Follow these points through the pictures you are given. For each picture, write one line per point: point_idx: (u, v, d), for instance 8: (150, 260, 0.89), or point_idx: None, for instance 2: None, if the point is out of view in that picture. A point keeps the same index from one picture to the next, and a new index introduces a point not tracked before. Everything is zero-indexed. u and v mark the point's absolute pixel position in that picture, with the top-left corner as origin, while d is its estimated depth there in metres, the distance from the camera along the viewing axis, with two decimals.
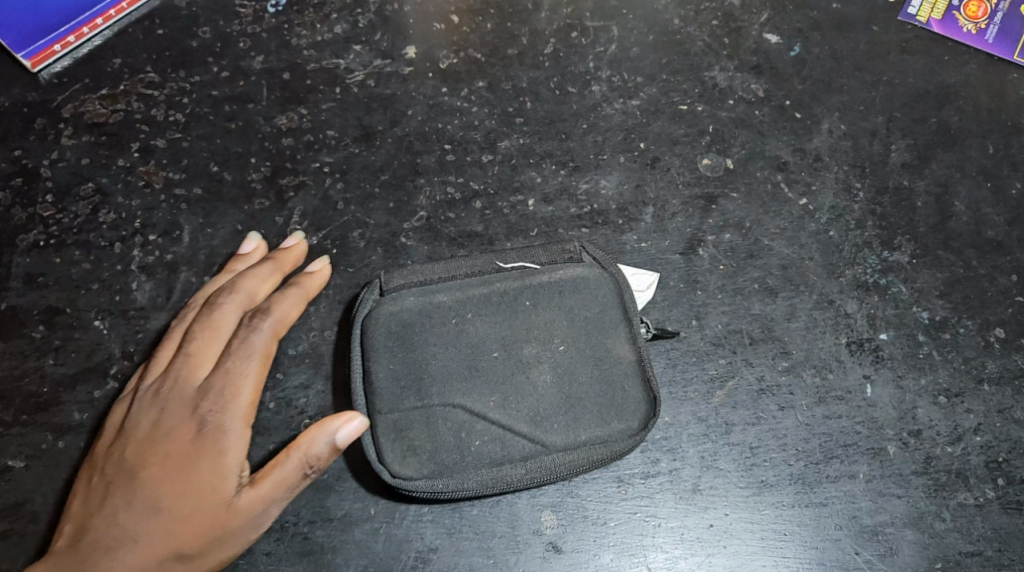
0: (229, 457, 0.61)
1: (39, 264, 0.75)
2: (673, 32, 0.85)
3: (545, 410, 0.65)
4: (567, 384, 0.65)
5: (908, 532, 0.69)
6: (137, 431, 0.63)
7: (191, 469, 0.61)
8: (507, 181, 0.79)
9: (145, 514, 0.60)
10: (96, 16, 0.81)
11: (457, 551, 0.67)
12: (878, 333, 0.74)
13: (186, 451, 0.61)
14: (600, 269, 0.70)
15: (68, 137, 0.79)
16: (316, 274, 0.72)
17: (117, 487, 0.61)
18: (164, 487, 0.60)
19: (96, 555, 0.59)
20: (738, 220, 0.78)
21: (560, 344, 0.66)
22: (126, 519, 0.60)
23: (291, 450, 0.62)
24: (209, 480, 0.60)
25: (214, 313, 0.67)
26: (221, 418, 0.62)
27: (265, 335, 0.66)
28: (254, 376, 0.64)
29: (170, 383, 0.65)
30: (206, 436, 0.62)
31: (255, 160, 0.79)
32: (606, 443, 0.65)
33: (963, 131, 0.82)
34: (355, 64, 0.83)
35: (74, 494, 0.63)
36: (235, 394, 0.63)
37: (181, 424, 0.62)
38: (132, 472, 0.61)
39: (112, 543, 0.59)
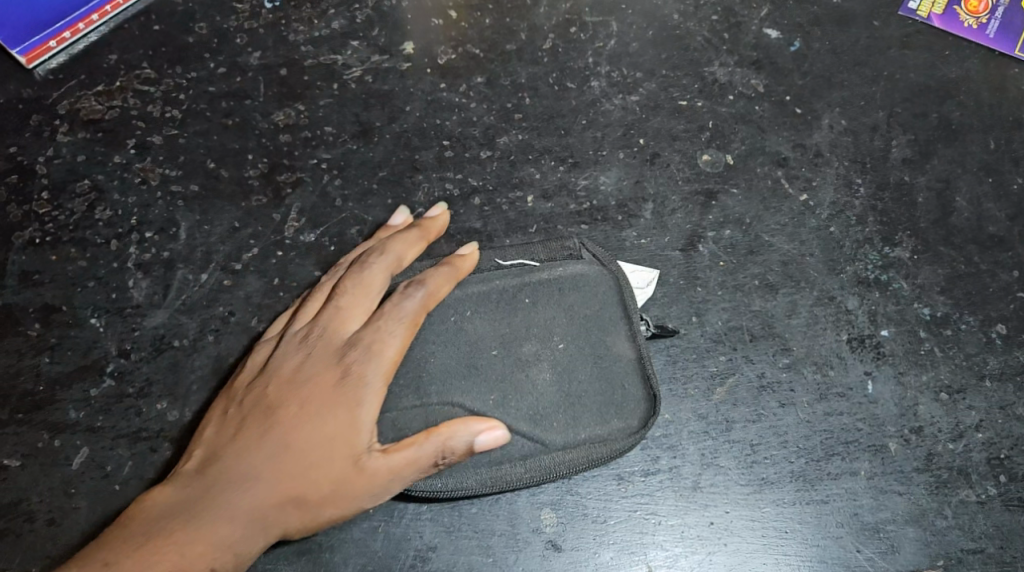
0: (367, 413, 0.59)
1: (35, 261, 0.74)
2: (672, 28, 0.85)
3: (544, 409, 0.64)
4: (566, 382, 0.65)
5: (909, 529, 0.68)
6: (280, 370, 0.61)
7: (330, 417, 0.59)
8: (506, 177, 0.78)
9: (278, 453, 0.58)
10: (91, 12, 0.81)
11: (457, 549, 0.67)
12: (880, 330, 0.74)
13: (326, 399, 0.59)
14: (599, 266, 0.69)
15: (63, 134, 0.78)
16: (466, 256, 0.68)
17: (253, 421, 0.59)
18: (300, 428, 0.58)
19: (222, 481, 0.57)
20: (738, 217, 0.77)
21: (560, 343, 0.66)
22: (258, 453, 0.58)
23: (432, 431, 0.59)
24: (342, 432, 0.58)
25: (365, 271, 0.65)
26: (364, 371, 0.60)
27: (417, 300, 0.63)
28: (401, 335, 0.62)
29: (319, 331, 0.63)
30: (347, 388, 0.60)
31: (252, 157, 0.78)
32: (606, 441, 0.64)
33: (964, 126, 0.81)
34: (353, 60, 0.82)
35: (207, 422, 0.62)
36: (381, 351, 0.61)
37: (325, 369, 0.60)
38: (271, 409, 0.60)
39: (240, 473, 0.57)
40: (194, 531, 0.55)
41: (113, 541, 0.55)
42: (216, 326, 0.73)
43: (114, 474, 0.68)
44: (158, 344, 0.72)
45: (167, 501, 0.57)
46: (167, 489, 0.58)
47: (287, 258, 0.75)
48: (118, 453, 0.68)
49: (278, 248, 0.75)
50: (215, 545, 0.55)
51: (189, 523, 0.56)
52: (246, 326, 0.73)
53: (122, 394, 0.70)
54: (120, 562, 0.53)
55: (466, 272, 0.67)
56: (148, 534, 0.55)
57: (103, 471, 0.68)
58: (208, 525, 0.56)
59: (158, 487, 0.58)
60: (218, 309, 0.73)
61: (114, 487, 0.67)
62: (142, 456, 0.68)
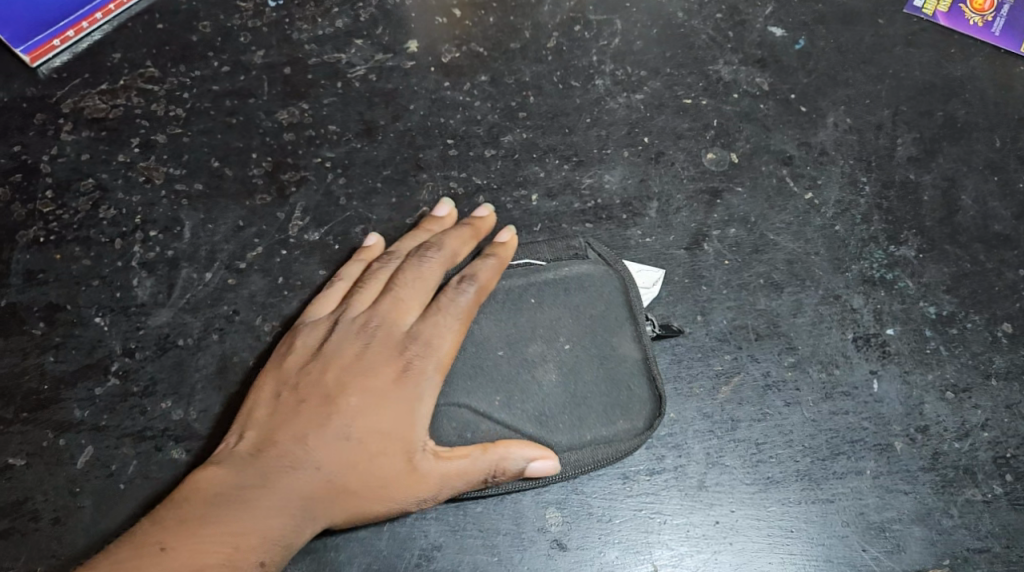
0: (423, 410, 0.61)
1: (39, 260, 0.74)
2: (677, 26, 0.84)
3: (550, 409, 0.64)
4: (573, 383, 0.65)
5: (915, 529, 0.68)
6: (339, 357, 0.63)
7: (388, 412, 0.60)
8: (510, 175, 0.78)
9: (337, 444, 0.59)
10: (95, 10, 0.81)
11: (462, 549, 0.67)
12: (885, 328, 0.74)
13: (384, 393, 0.61)
14: (604, 265, 0.69)
15: (67, 133, 0.78)
16: (507, 243, 0.68)
17: (310, 408, 0.60)
18: (358, 420, 0.60)
19: (280, 467, 0.58)
20: (743, 215, 0.77)
21: (566, 343, 0.66)
22: (316, 441, 0.59)
23: (489, 447, 0.61)
24: (400, 426, 0.60)
25: (420, 264, 0.67)
26: (422, 367, 0.62)
27: (470, 297, 0.65)
28: (454, 332, 0.64)
29: (378, 321, 0.64)
30: (407, 381, 0.61)
31: (256, 156, 0.78)
32: (611, 442, 0.64)
33: (970, 124, 0.81)
34: (357, 59, 0.82)
35: (257, 404, 0.62)
36: (436, 348, 0.63)
37: (386, 361, 0.62)
38: (331, 397, 0.61)
39: (298, 461, 0.58)
40: (251, 518, 0.56)
41: (168, 523, 0.55)
42: (220, 324, 0.73)
43: (119, 473, 0.68)
44: (162, 343, 0.72)
45: (223, 484, 0.57)
46: (222, 471, 0.58)
47: (291, 257, 0.75)
48: (123, 452, 0.68)
49: (282, 247, 0.75)
50: (269, 535, 0.56)
51: (246, 510, 0.56)
52: (250, 325, 0.72)
53: (127, 393, 0.70)
54: (177, 548, 0.54)
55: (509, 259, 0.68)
56: (204, 519, 0.55)
57: (108, 470, 0.68)
58: (265, 513, 0.56)
59: (211, 468, 0.58)
60: (223, 309, 0.73)
61: (118, 486, 0.67)
62: (146, 455, 0.68)
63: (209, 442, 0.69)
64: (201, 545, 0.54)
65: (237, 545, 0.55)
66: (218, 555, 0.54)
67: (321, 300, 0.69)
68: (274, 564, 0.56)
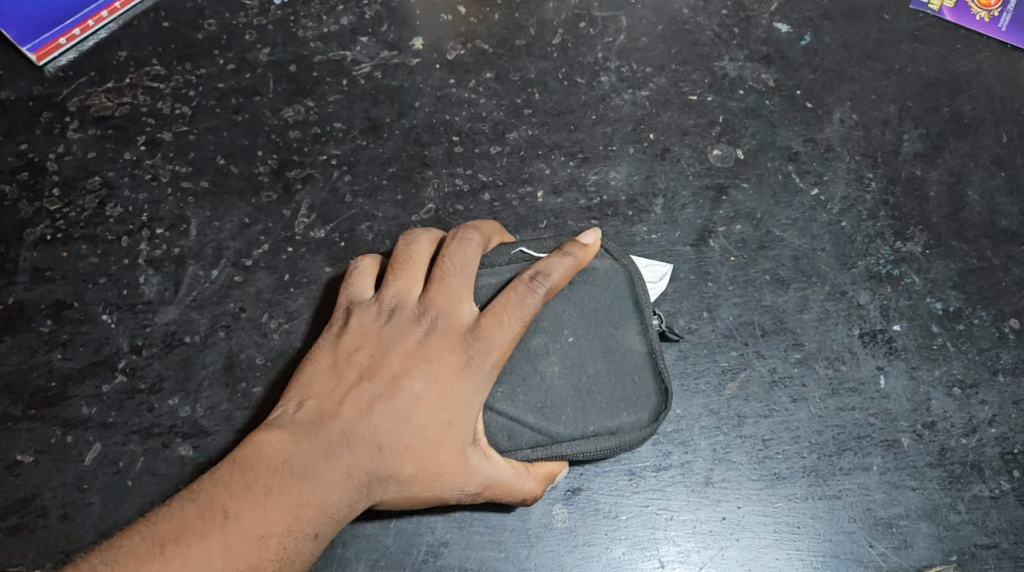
0: (480, 406, 0.58)
1: (46, 258, 0.74)
2: (683, 22, 0.84)
3: (552, 401, 0.62)
4: (577, 374, 0.63)
5: (922, 524, 0.68)
6: (401, 338, 0.58)
7: (448, 405, 0.57)
8: (516, 172, 0.78)
9: (395, 431, 0.56)
10: (100, 9, 0.81)
11: (469, 545, 0.67)
12: (892, 325, 0.73)
13: (445, 384, 0.57)
14: (609, 261, 0.66)
15: (74, 131, 0.79)
16: (589, 246, 0.63)
17: (371, 389, 0.57)
18: (418, 408, 0.57)
19: (339, 445, 0.55)
20: (748, 211, 0.77)
21: (569, 336, 0.63)
22: (376, 424, 0.56)
23: (528, 464, 0.62)
24: (459, 420, 0.57)
25: (470, 248, 0.61)
26: (482, 362, 0.58)
27: (542, 298, 0.60)
28: (519, 332, 0.59)
29: (439, 303, 0.59)
30: (469, 374, 0.58)
31: (261, 153, 0.78)
32: (615, 434, 0.63)
33: (976, 120, 0.81)
34: (362, 56, 0.82)
35: (313, 373, 0.59)
36: (500, 342, 0.58)
37: (450, 349, 0.58)
38: (393, 379, 0.57)
39: (355, 442, 0.55)
40: (311, 489, 0.53)
41: (231, 484, 0.52)
42: (227, 321, 0.73)
43: (126, 469, 0.68)
44: (169, 340, 0.72)
45: (283, 452, 0.54)
46: (280, 439, 0.55)
47: (297, 254, 0.75)
48: (131, 449, 0.68)
49: (288, 244, 0.75)
50: (328, 508, 0.54)
51: (308, 481, 0.53)
52: (256, 322, 0.73)
53: (134, 390, 0.70)
54: (244, 512, 0.51)
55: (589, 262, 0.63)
56: (266, 485, 0.53)
57: (116, 467, 0.68)
58: (325, 486, 0.54)
59: (270, 433, 0.55)
60: (229, 306, 0.73)
61: (126, 482, 0.67)
62: (154, 452, 0.68)
63: (215, 438, 0.69)
64: (265, 511, 0.52)
65: (297, 515, 0.52)
66: (278, 524, 0.52)
67: (354, 277, 0.63)
68: (326, 537, 0.54)
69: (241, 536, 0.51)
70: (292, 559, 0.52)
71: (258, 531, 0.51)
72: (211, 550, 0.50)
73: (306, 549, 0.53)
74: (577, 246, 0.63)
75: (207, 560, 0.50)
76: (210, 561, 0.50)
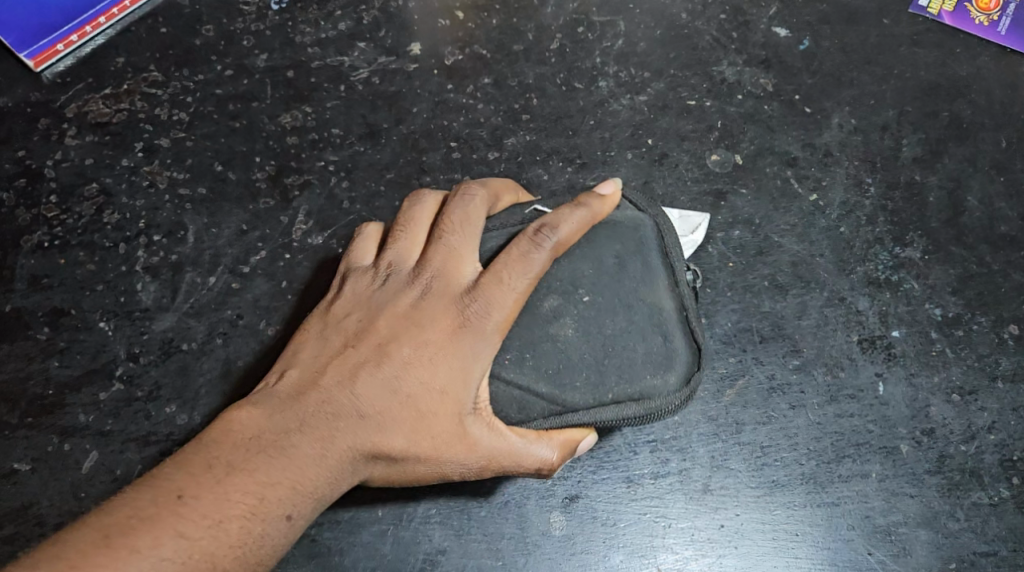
0: (478, 373, 0.53)
1: (43, 265, 0.74)
2: (681, 27, 0.84)
3: (567, 367, 0.56)
4: (595, 339, 0.56)
5: (921, 532, 0.68)
6: (392, 303, 0.55)
7: (439, 372, 0.53)
8: (514, 178, 0.78)
9: (381, 401, 0.52)
10: (98, 14, 0.81)
11: (466, 553, 0.67)
12: (890, 331, 0.73)
13: (439, 351, 0.53)
14: (634, 213, 0.62)
15: (71, 137, 0.78)
16: (607, 197, 0.59)
17: (357, 357, 0.53)
18: (407, 376, 0.53)
19: (318, 417, 0.51)
20: (747, 217, 0.77)
21: (586, 295, 0.57)
22: (361, 396, 0.52)
23: (544, 433, 0.57)
24: (453, 389, 0.53)
25: (469, 205, 0.57)
26: (479, 325, 0.53)
27: (549, 253, 0.55)
28: (523, 292, 0.54)
29: (433, 266, 0.55)
30: (464, 340, 0.53)
31: (259, 159, 0.78)
32: (640, 400, 0.57)
33: (975, 124, 0.81)
34: (360, 61, 0.82)
35: (300, 341, 0.55)
36: (498, 304, 0.54)
37: (442, 314, 0.54)
38: (381, 347, 0.53)
39: (337, 414, 0.52)
40: (281, 468, 0.50)
41: (191, 466, 0.49)
42: (224, 329, 0.73)
43: (124, 477, 0.68)
44: (166, 347, 0.72)
45: (254, 430, 0.51)
46: (251, 415, 0.51)
47: (295, 261, 0.75)
48: (128, 456, 0.68)
49: (285, 251, 0.75)
50: (300, 488, 0.50)
51: (278, 458, 0.50)
52: (254, 329, 0.72)
53: (131, 398, 0.70)
54: (202, 496, 0.48)
55: (604, 213, 0.59)
56: (232, 465, 0.49)
57: (113, 475, 0.68)
58: (298, 464, 0.50)
59: (242, 408, 0.51)
60: (227, 313, 0.73)
61: None
62: (152, 460, 0.68)
63: None
64: (227, 493, 0.48)
65: (264, 497, 0.49)
66: (243, 505, 0.48)
67: (357, 242, 0.59)
68: (300, 518, 0.50)
69: (198, 522, 0.47)
70: (259, 544, 0.49)
71: (219, 516, 0.48)
72: (162, 538, 0.46)
73: (276, 532, 0.49)
74: (589, 198, 0.58)
75: (158, 548, 0.46)
76: (162, 552, 0.46)
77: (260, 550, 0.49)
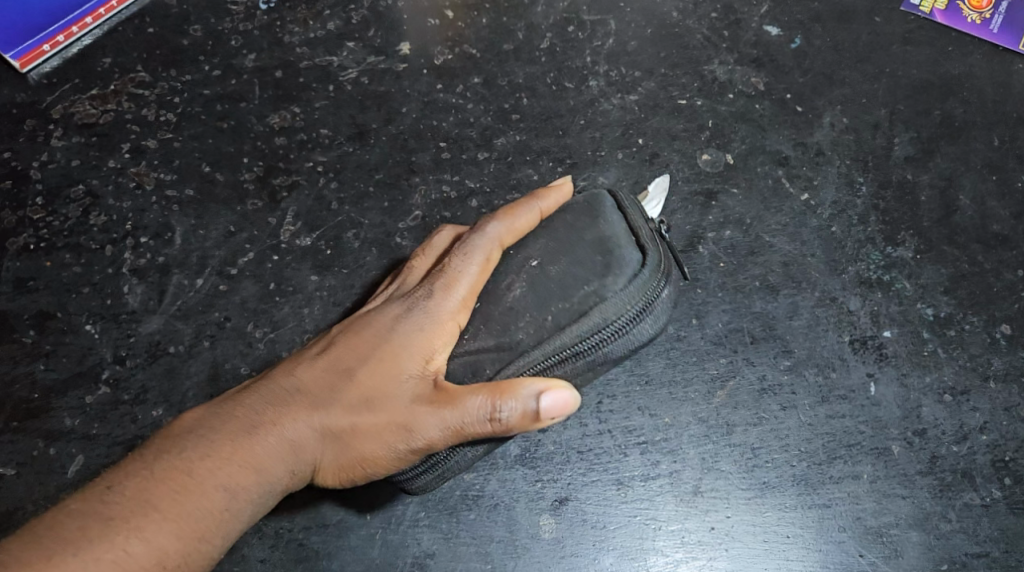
0: (419, 346, 0.51)
1: (29, 267, 0.74)
2: (672, 25, 0.84)
3: (508, 313, 0.53)
4: (536, 280, 0.53)
5: (913, 534, 0.67)
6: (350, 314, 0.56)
7: (377, 349, 0.51)
8: (503, 178, 0.77)
9: (319, 384, 0.51)
10: (85, 14, 0.81)
11: (455, 557, 0.66)
12: (882, 331, 0.73)
13: (382, 329, 0.52)
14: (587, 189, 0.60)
15: (57, 138, 0.78)
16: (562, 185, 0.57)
17: (306, 353, 0.54)
18: (346, 358, 0.52)
19: (256, 401, 0.51)
20: (738, 217, 0.76)
21: (534, 261, 0.53)
22: (300, 381, 0.52)
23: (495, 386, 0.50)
24: (392, 364, 0.51)
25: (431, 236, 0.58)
26: (419, 305, 0.52)
27: (493, 236, 0.53)
28: (475, 276, 0.53)
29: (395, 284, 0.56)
30: (404, 319, 0.52)
31: (247, 160, 0.78)
32: (584, 318, 0.52)
33: (968, 123, 0.80)
34: (349, 61, 0.82)
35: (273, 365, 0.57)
36: (439, 286, 0.53)
37: (387, 304, 0.54)
38: (328, 341, 0.54)
39: (276, 398, 0.51)
40: (212, 447, 0.49)
41: (130, 456, 0.49)
42: (211, 331, 0.72)
43: None
44: (153, 350, 0.71)
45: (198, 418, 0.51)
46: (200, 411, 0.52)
47: (283, 262, 0.74)
48: (114, 460, 0.68)
49: (274, 253, 0.75)
50: (238, 460, 0.49)
51: (210, 438, 0.49)
52: (241, 332, 0.72)
53: (118, 401, 0.70)
54: (130, 480, 0.47)
55: (561, 201, 0.56)
56: (170, 446, 0.49)
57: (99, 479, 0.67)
58: (230, 443, 0.49)
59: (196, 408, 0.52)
60: (214, 315, 0.73)
61: None
62: None
63: None
64: (155, 475, 0.47)
65: (192, 475, 0.48)
66: (175, 480, 0.47)
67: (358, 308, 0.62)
68: (236, 499, 0.48)
69: (127, 503, 0.46)
70: (194, 517, 0.47)
71: (151, 493, 0.47)
72: (87, 520, 0.45)
73: (205, 509, 0.47)
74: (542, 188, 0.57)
75: (85, 532, 0.45)
76: (88, 532, 0.45)
77: (196, 525, 0.47)
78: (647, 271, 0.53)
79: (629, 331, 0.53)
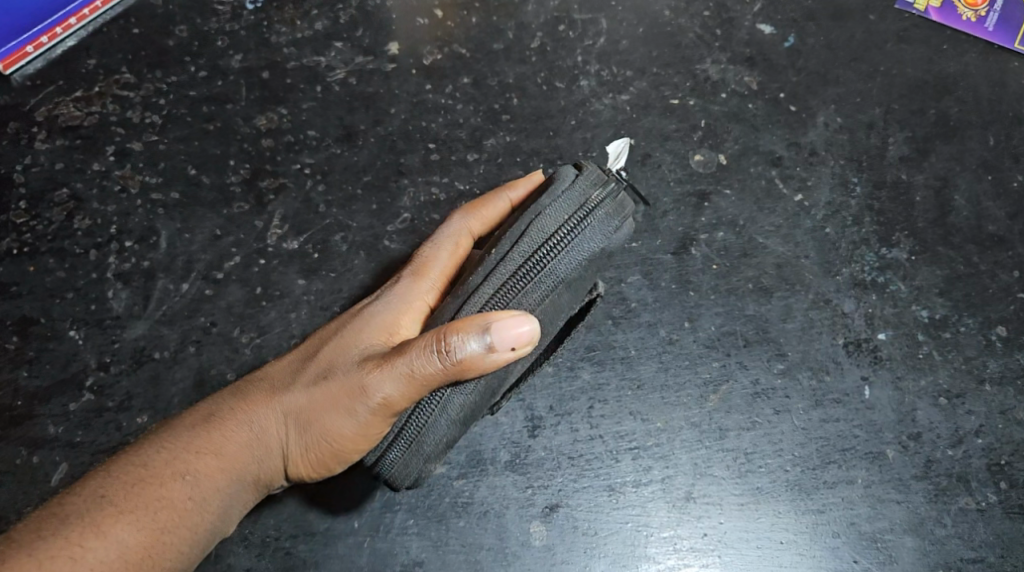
0: (379, 322, 0.52)
1: (12, 272, 0.73)
2: (663, 24, 0.83)
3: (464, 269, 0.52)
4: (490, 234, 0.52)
5: (908, 539, 0.67)
6: None
7: (337, 330, 0.52)
8: (492, 180, 0.76)
9: (281, 373, 0.52)
10: (69, 15, 0.79)
11: (444, 565, 0.65)
12: (877, 333, 0.72)
13: (348, 315, 0.53)
14: None
15: (41, 142, 0.77)
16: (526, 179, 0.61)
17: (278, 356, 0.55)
18: (308, 347, 0.52)
19: (218, 398, 0.51)
20: (731, 218, 0.75)
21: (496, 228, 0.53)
22: (263, 374, 0.52)
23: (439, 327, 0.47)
24: (349, 340, 0.51)
25: None
26: (385, 290, 0.54)
27: (460, 224, 0.56)
28: (446, 258, 0.55)
29: None
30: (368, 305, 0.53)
31: (233, 163, 0.77)
32: (522, 238, 0.50)
33: (963, 122, 0.79)
34: (336, 62, 0.81)
35: None
36: (407, 271, 0.55)
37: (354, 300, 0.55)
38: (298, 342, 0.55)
39: (239, 392, 0.51)
40: (173, 438, 0.48)
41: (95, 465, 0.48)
42: (197, 336, 0.71)
43: None
44: (138, 356, 0.70)
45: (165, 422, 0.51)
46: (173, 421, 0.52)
47: (269, 266, 0.73)
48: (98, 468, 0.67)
49: (260, 257, 0.74)
50: (199, 448, 0.48)
51: (170, 432, 0.49)
52: (227, 337, 0.71)
53: (102, 408, 0.69)
54: (88, 480, 0.46)
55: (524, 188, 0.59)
56: (133, 446, 0.48)
57: None
58: (190, 432, 0.49)
59: None
60: (199, 320, 0.72)
61: None
62: None
63: None
64: (113, 472, 0.47)
65: (149, 465, 0.47)
66: (133, 473, 0.46)
67: None
68: (196, 488, 0.47)
69: (82, 499, 0.45)
70: (154, 508, 0.46)
71: (108, 489, 0.46)
72: (41, 519, 0.44)
73: (162, 498, 0.46)
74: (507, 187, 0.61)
75: (39, 533, 0.43)
76: (42, 532, 0.43)
77: (156, 516, 0.46)
78: (585, 181, 0.51)
79: (575, 242, 0.50)
